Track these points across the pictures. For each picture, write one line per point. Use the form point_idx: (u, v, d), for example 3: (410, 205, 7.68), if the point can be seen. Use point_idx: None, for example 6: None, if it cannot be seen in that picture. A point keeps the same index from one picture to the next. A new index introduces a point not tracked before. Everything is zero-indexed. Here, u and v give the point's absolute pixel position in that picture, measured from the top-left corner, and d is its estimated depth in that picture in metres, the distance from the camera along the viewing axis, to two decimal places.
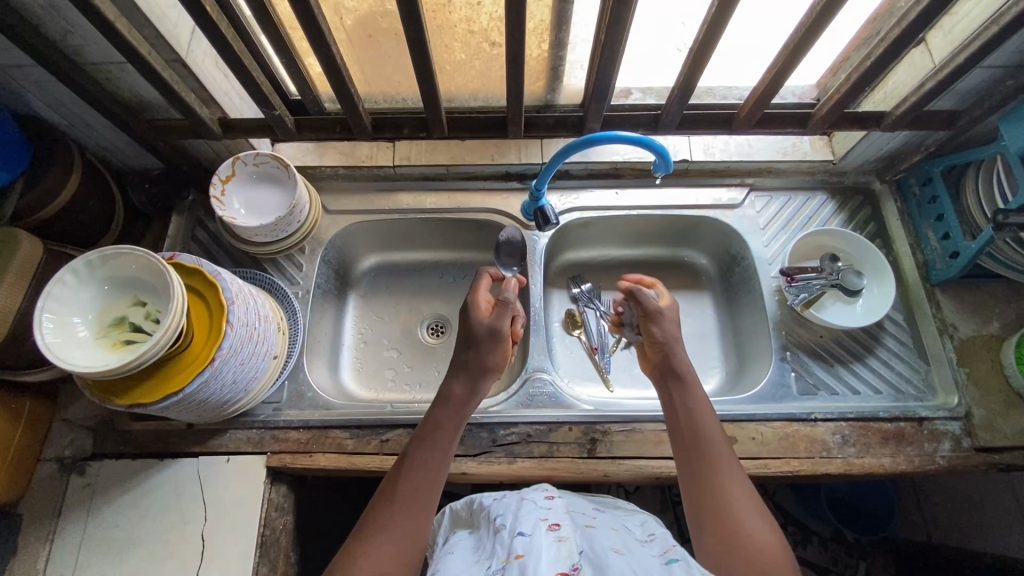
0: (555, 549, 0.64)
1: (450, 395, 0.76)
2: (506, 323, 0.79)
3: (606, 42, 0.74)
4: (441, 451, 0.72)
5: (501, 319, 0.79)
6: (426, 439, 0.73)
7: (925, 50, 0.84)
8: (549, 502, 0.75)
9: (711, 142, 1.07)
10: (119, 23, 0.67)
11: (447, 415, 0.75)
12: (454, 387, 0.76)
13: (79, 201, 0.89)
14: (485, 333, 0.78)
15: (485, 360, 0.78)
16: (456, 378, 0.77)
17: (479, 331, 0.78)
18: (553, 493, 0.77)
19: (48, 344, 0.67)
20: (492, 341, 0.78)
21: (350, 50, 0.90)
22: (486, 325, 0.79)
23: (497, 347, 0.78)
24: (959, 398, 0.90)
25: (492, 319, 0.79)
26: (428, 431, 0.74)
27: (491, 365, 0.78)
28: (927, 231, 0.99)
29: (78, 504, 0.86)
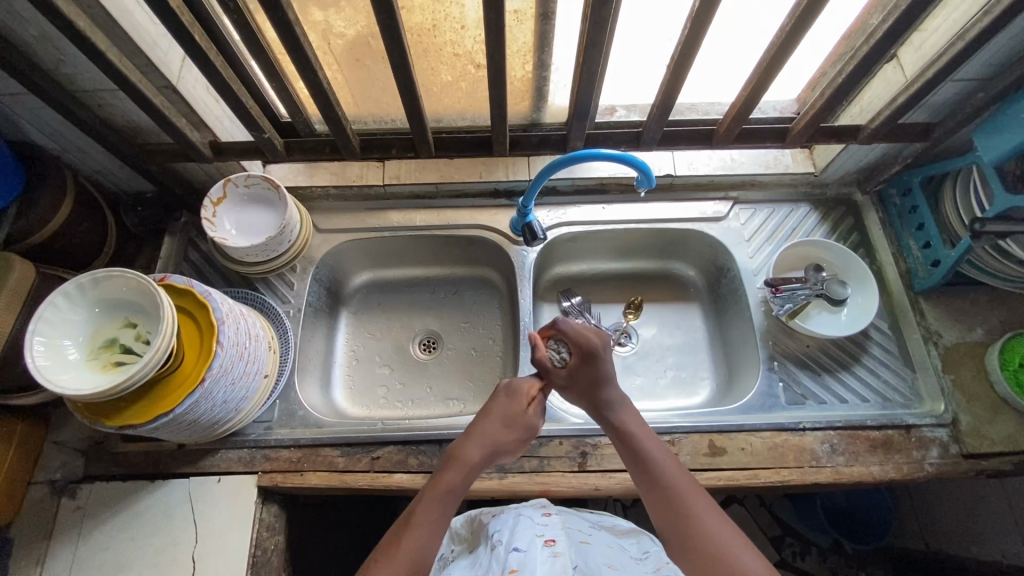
0: (550, 564, 0.66)
1: (469, 463, 0.73)
2: (538, 425, 0.80)
3: (584, 64, 0.76)
4: (446, 510, 0.70)
5: (537, 420, 0.80)
6: (436, 498, 0.69)
7: (897, 65, 0.86)
8: (545, 519, 0.76)
9: (695, 158, 1.09)
10: (110, 52, 0.69)
11: (459, 478, 0.71)
12: (472, 453, 0.74)
13: (71, 224, 0.90)
14: (520, 418, 0.77)
15: (506, 444, 0.77)
16: (477, 446, 0.74)
17: (519, 415, 0.78)
18: (550, 511, 0.78)
19: (38, 366, 0.68)
20: (522, 432, 0.78)
21: (339, 73, 0.92)
22: (527, 415, 0.79)
23: (521, 445, 0.79)
24: (945, 405, 0.91)
25: (532, 415, 0.79)
26: (432, 491, 0.71)
27: (508, 453, 0.79)
28: (908, 240, 1.01)
29: (69, 527, 0.86)
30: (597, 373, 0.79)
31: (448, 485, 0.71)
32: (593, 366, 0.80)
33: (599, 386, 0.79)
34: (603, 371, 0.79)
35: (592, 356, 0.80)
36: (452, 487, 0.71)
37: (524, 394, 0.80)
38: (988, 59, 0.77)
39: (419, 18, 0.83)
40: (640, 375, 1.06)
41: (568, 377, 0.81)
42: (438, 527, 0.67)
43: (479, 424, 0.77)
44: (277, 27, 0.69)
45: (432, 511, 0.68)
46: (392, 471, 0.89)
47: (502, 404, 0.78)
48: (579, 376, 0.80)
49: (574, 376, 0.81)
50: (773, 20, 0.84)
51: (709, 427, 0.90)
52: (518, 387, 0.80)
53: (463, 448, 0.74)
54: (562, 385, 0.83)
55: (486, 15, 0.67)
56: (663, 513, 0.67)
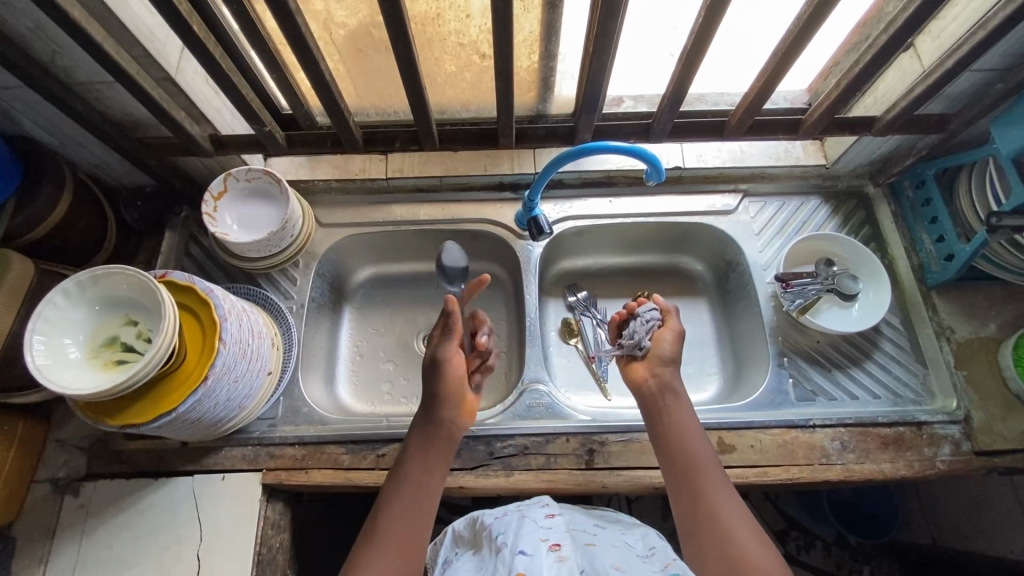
0: (555, 569, 0.65)
1: (415, 431, 0.77)
2: (449, 348, 0.80)
3: (593, 54, 0.74)
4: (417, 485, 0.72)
5: (449, 348, 0.80)
6: (409, 475, 0.73)
7: (914, 55, 0.84)
8: (549, 521, 0.75)
9: (704, 149, 1.07)
10: (106, 44, 0.67)
11: (414, 448, 0.76)
12: (415, 419, 0.79)
13: (70, 220, 0.89)
14: (431, 361, 0.80)
15: (438, 390, 0.78)
16: (416, 412, 0.79)
17: (427, 362, 0.80)
18: (554, 512, 0.78)
19: (39, 366, 0.67)
20: (449, 377, 0.79)
21: (341, 64, 0.90)
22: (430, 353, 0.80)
23: (443, 375, 0.79)
24: (957, 402, 0.90)
25: (433, 347, 0.80)
26: (402, 474, 0.73)
27: (449, 398, 0.79)
28: (922, 235, 0.99)
29: (72, 525, 0.86)
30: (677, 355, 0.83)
31: (412, 463, 0.74)
32: (675, 347, 0.84)
33: (672, 367, 0.82)
34: (679, 355, 0.83)
35: (677, 338, 0.85)
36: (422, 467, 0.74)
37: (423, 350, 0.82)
38: (1009, 48, 0.74)
39: (423, 7, 0.81)
40: None
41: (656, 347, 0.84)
42: (412, 506, 0.70)
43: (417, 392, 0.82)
44: (278, 17, 0.67)
45: (408, 494, 0.71)
46: None
47: (420, 360, 0.82)
48: (653, 350, 0.84)
49: (659, 346, 0.84)
50: (787, 8, 0.82)
51: (717, 424, 0.89)
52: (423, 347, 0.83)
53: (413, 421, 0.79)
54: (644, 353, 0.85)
55: (494, 4, 0.65)
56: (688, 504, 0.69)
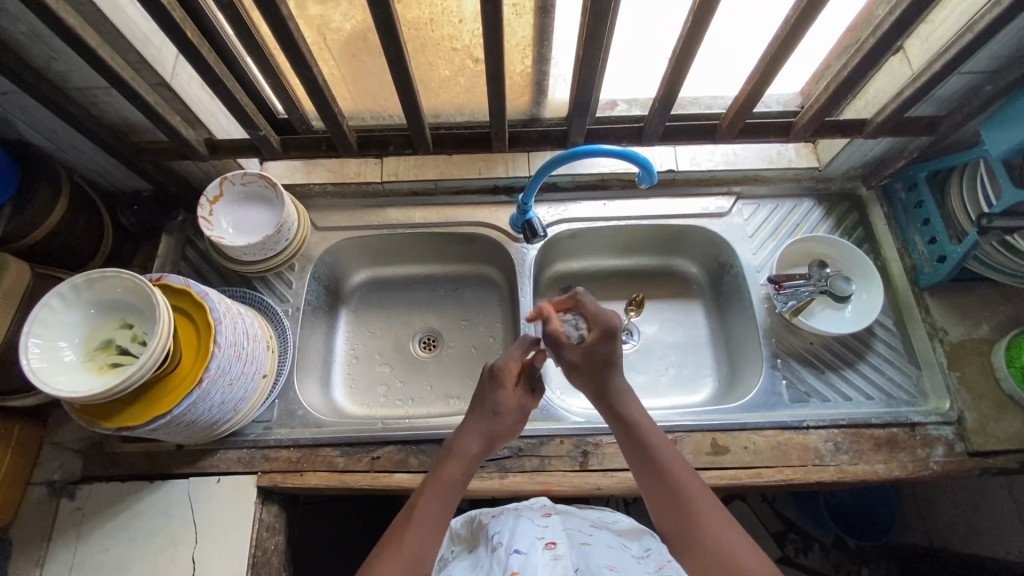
0: (551, 568, 0.66)
1: (468, 456, 0.73)
2: (529, 403, 0.81)
3: (584, 58, 0.75)
4: (445, 506, 0.69)
5: (526, 399, 0.80)
6: (437, 492, 0.70)
7: (903, 58, 0.84)
8: (545, 520, 0.76)
9: (697, 152, 1.08)
10: (101, 50, 0.68)
11: (457, 472, 0.72)
12: (472, 446, 0.74)
13: (67, 224, 0.90)
14: (514, 406, 0.78)
15: (503, 426, 0.77)
16: (477, 437, 0.75)
17: (510, 403, 0.78)
18: (551, 512, 0.79)
19: (34, 368, 0.67)
20: (516, 416, 0.78)
21: (336, 69, 0.91)
22: (515, 398, 0.78)
23: (520, 427, 0.79)
24: (951, 403, 0.90)
25: (519, 395, 0.79)
26: (429, 491, 0.70)
27: (508, 433, 0.78)
28: (914, 236, 0.99)
29: (68, 528, 0.86)
30: (610, 353, 0.78)
31: (444, 481, 0.71)
32: (604, 347, 0.78)
33: (610, 370, 0.77)
34: (614, 354, 0.78)
35: (610, 334, 0.78)
36: (455, 478, 0.72)
37: (505, 386, 0.78)
38: (996, 51, 0.75)
39: (416, 13, 0.82)
40: (643, 373, 1.05)
41: (579, 356, 0.79)
42: (435, 524, 0.67)
43: (473, 413, 0.77)
44: (271, 23, 0.68)
45: (429, 508, 0.68)
46: (392, 471, 0.88)
47: (499, 393, 0.77)
48: (585, 355, 0.79)
49: (588, 353, 0.79)
50: (777, 12, 0.83)
51: (711, 426, 0.90)
52: (500, 377, 0.78)
53: (464, 440, 0.75)
54: (571, 362, 0.81)
55: (485, 10, 0.66)
56: (667, 511, 0.67)
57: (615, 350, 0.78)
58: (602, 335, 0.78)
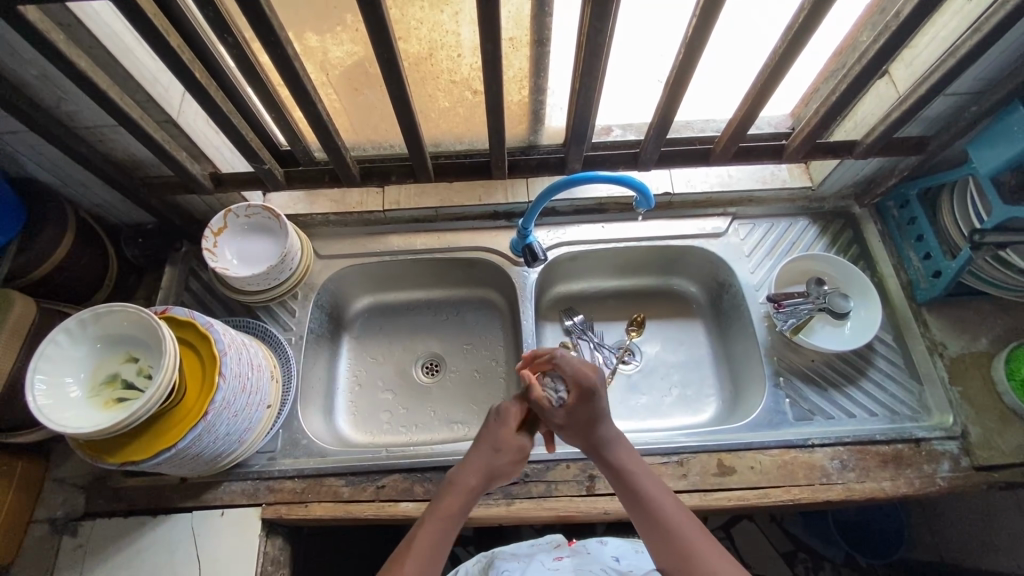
0: None
1: (468, 491, 0.72)
2: (530, 445, 0.77)
3: (581, 89, 0.77)
4: (446, 538, 0.69)
5: (528, 440, 0.77)
6: (440, 525, 0.69)
7: (889, 82, 0.87)
8: (557, 563, 0.79)
9: (691, 175, 1.10)
10: (111, 90, 0.70)
11: (457, 505, 0.70)
12: (469, 479, 0.72)
13: (73, 258, 0.90)
14: (516, 449, 0.75)
15: (501, 460, 0.75)
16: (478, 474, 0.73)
17: (512, 444, 0.75)
18: (562, 552, 0.81)
19: (39, 406, 0.67)
20: (513, 453, 0.75)
21: (337, 102, 0.94)
22: (517, 440, 0.76)
23: (516, 469, 0.77)
24: (954, 417, 0.90)
25: (523, 436, 0.76)
26: (431, 520, 0.69)
27: (508, 466, 0.75)
28: (908, 252, 1.01)
29: (70, 566, 0.84)
30: (592, 412, 0.75)
31: (447, 511, 0.70)
32: (589, 407, 0.75)
33: (595, 426, 0.76)
34: (599, 408, 0.76)
35: (591, 394, 0.76)
36: (452, 513, 0.70)
37: (512, 425, 0.76)
38: (979, 73, 0.78)
39: (415, 48, 0.85)
40: (647, 394, 1.05)
41: (562, 420, 0.76)
42: (439, 552, 0.67)
43: (477, 447, 0.75)
44: (277, 61, 0.70)
45: (433, 540, 0.67)
46: (398, 500, 0.87)
47: (503, 431, 0.76)
48: (573, 416, 0.76)
49: (571, 415, 0.76)
50: (763, 40, 0.86)
51: (716, 446, 0.90)
52: (510, 414, 0.77)
53: (467, 473, 0.73)
54: (557, 424, 0.77)
55: (483, 45, 0.69)
56: (653, 534, 0.69)
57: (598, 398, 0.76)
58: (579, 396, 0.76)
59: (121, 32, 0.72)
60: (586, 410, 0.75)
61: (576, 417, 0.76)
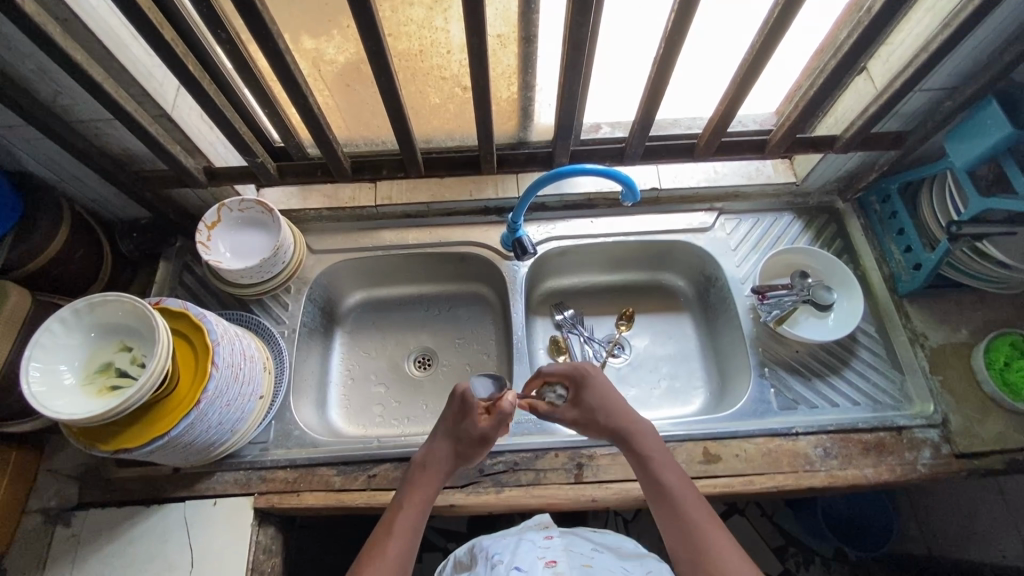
0: None
1: (435, 476, 0.77)
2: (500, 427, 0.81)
3: (566, 85, 0.79)
4: (421, 519, 0.73)
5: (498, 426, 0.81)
6: (414, 506, 0.73)
7: (867, 78, 0.89)
8: (547, 541, 0.79)
9: (678, 171, 1.13)
10: (106, 83, 0.71)
11: (427, 492, 0.75)
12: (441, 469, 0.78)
13: (67, 251, 0.92)
14: (479, 438, 0.79)
15: (466, 446, 0.79)
16: (446, 459, 0.79)
17: (473, 435, 0.79)
18: (551, 533, 0.81)
19: (34, 392, 0.68)
20: (482, 438, 0.80)
21: (330, 99, 0.95)
22: (485, 424, 0.80)
23: (481, 453, 0.81)
24: (935, 406, 0.92)
25: (490, 420, 0.80)
26: (408, 505, 0.73)
27: (470, 451, 0.80)
28: (891, 246, 1.03)
29: (64, 556, 0.85)
30: (591, 395, 0.83)
31: (421, 496, 0.75)
32: (589, 394, 0.83)
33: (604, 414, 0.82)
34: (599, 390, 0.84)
35: (583, 381, 0.85)
36: (423, 498, 0.74)
37: (475, 417, 0.80)
38: (953, 69, 0.80)
39: (406, 44, 0.87)
40: (635, 386, 1.07)
41: (574, 415, 0.84)
42: (414, 532, 0.71)
43: (440, 435, 0.80)
44: (269, 56, 0.72)
45: (410, 520, 0.72)
46: (389, 489, 0.88)
47: (469, 421, 0.79)
48: (584, 408, 0.83)
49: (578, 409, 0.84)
50: (745, 37, 0.88)
51: (702, 435, 0.91)
52: (468, 409, 0.80)
53: (435, 461, 0.78)
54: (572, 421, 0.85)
55: (470, 40, 0.70)
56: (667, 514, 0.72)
57: (590, 379, 0.84)
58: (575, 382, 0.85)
59: (117, 28, 0.73)
60: (585, 401, 0.83)
61: (582, 410, 0.84)
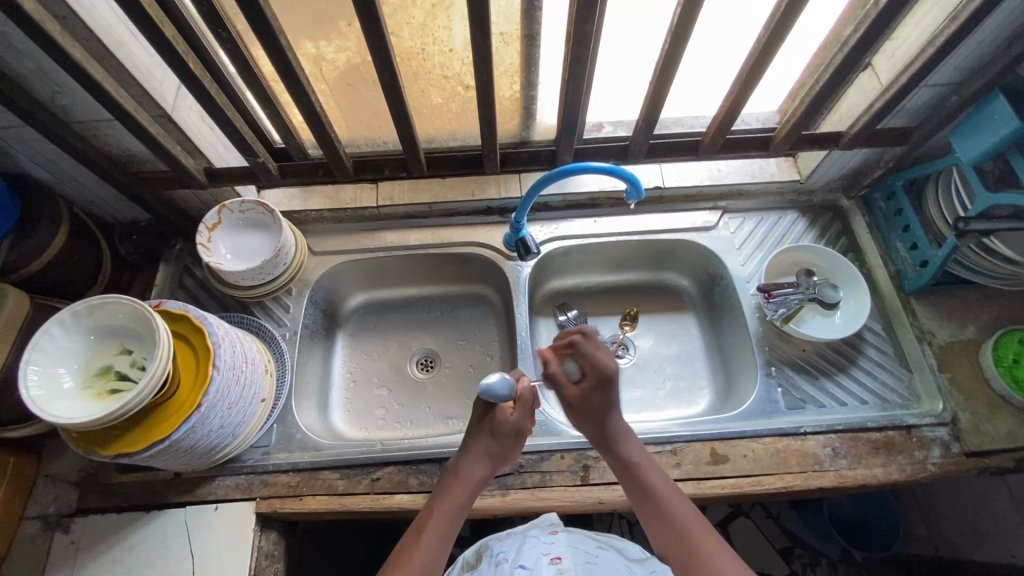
0: None
1: (471, 482, 0.77)
2: (528, 424, 0.81)
3: (570, 82, 0.78)
4: (454, 525, 0.74)
5: (524, 421, 0.80)
6: (446, 514, 0.74)
7: (872, 74, 0.89)
8: (552, 536, 0.79)
9: (683, 169, 1.11)
10: (106, 82, 0.70)
11: (462, 496, 0.76)
12: (478, 471, 0.77)
13: (67, 254, 0.91)
14: (512, 430, 0.79)
15: (501, 447, 0.79)
16: (481, 462, 0.78)
17: (505, 429, 0.79)
18: (557, 528, 0.81)
19: (32, 396, 0.67)
20: (513, 435, 0.79)
21: (332, 99, 0.95)
22: (512, 421, 0.79)
23: (518, 448, 0.81)
24: (944, 404, 0.91)
25: (518, 417, 0.80)
26: (440, 510, 0.74)
27: (507, 452, 0.80)
28: (896, 243, 1.02)
29: (62, 563, 0.84)
30: (606, 399, 0.79)
31: (453, 503, 0.75)
32: (602, 395, 0.80)
33: (606, 415, 0.80)
34: (608, 399, 0.80)
35: (603, 383, 0.80)
36: (458, 503, 0.75)
37: (503, 411, 0.80)
38: (960, 63, 0.79)
39: (408, 43, 0.87)
40: (640, 386, 1.06)
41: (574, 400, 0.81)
42: (445, 539, 0.72)
43: (473, 440, 0.80)
44: (271, 53, 0.71)
45: (442, 526, 0.73)
46: (392, 492, 0.87)
47: (498, 419, 0.79)
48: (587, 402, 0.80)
49: (585, 400, 0.80)
50: (747, 34, 0.88)
51: (709, 435, 0.90)
52: (494, 406, 0.80)
53: (470, 466, 0.78)
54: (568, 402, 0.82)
55: (473, 37, 0.70)
56: (658, 525, 0.72)
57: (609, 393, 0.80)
58: (596, 383, 0.79)
59: (116, 26, 0.73)
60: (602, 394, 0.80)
61: (588, 401, 0.80)
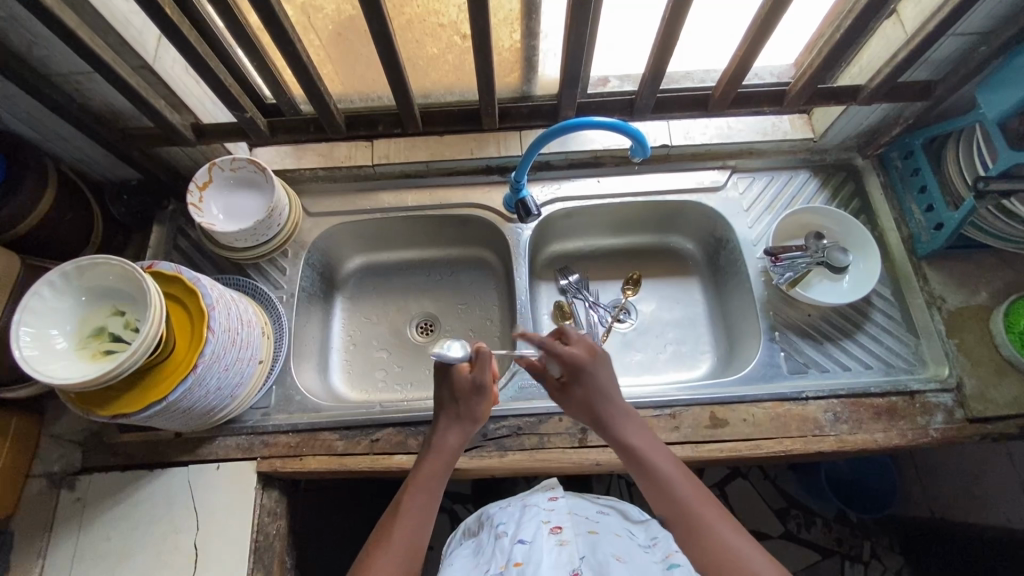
0: (556, 554, 0.68)
1: (443, 449, 0.76)
2: (485, 380, 0.77)
3: (572, 30, 0.73)
4: (433, 493, 0.74)
5: (483, 377, 0.77)
6: (421, 486, 0.74)
7: (897, 21, 0.83)
8: (551, 503, 0.80)
9: (691, 126, 1.07)
10: (80, 30, 0.67)
11: (439, 466, 0.75)
12: (449, 438, 0.77)
13: (56, 213, 0.89)
14: (469, 388, 0.77)
15: (462, 407, 0.78)
16: (450, 428, 0.77)
17: (463, 386, 0.77)
18: (557, 494, 0.81)
19: (26, 357, 0.67)
20: (469, 393, 0.77)
21: (322, 50, 0.90)
22: (467, 379, 0.77)
23: (484, 401, 0.78)
24: (950, 369, 0.90)
25: (467, 377, 0.77)
26: (416, 483, 0.74)
27: (471, 410, 0.78)
28: (911, 205, 0.98)
29: (70, 519, 0.86)
30: (589, 388, 0.76)
31: (428, 474, 0.75)
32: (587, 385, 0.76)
33: (600, 399, 0.76)
34: (598, 381, 0.76)
35: (583, 372, 0.76)
36: (434, 474, 0.75)
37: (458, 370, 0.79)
38: (993, 9, 0.74)
39: None
40: (641, 351, 1.05)
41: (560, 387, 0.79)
42: (423, 511, 0.72)
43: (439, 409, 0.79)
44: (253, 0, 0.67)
45: (419, 501, 0.72)
46: (392, 453, 0.88)
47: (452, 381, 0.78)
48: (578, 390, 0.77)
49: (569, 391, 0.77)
50: None
51: (709, 399, 0.89)
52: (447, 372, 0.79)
53: (442, 438, 0.77)
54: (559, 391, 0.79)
55: None
56: (662, 501, 0.69)
57: (599, 372, 0.76)
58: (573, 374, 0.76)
59: None
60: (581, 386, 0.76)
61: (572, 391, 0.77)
